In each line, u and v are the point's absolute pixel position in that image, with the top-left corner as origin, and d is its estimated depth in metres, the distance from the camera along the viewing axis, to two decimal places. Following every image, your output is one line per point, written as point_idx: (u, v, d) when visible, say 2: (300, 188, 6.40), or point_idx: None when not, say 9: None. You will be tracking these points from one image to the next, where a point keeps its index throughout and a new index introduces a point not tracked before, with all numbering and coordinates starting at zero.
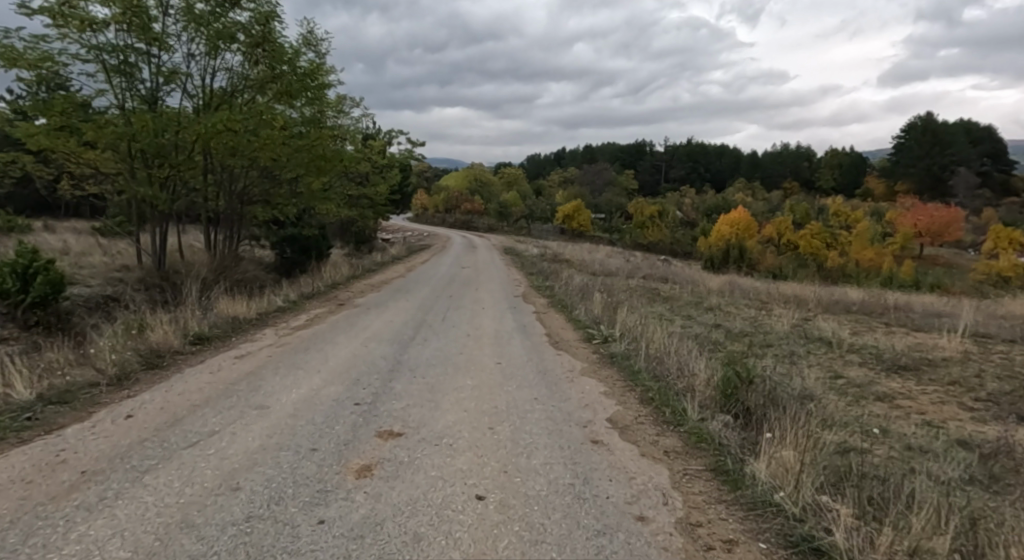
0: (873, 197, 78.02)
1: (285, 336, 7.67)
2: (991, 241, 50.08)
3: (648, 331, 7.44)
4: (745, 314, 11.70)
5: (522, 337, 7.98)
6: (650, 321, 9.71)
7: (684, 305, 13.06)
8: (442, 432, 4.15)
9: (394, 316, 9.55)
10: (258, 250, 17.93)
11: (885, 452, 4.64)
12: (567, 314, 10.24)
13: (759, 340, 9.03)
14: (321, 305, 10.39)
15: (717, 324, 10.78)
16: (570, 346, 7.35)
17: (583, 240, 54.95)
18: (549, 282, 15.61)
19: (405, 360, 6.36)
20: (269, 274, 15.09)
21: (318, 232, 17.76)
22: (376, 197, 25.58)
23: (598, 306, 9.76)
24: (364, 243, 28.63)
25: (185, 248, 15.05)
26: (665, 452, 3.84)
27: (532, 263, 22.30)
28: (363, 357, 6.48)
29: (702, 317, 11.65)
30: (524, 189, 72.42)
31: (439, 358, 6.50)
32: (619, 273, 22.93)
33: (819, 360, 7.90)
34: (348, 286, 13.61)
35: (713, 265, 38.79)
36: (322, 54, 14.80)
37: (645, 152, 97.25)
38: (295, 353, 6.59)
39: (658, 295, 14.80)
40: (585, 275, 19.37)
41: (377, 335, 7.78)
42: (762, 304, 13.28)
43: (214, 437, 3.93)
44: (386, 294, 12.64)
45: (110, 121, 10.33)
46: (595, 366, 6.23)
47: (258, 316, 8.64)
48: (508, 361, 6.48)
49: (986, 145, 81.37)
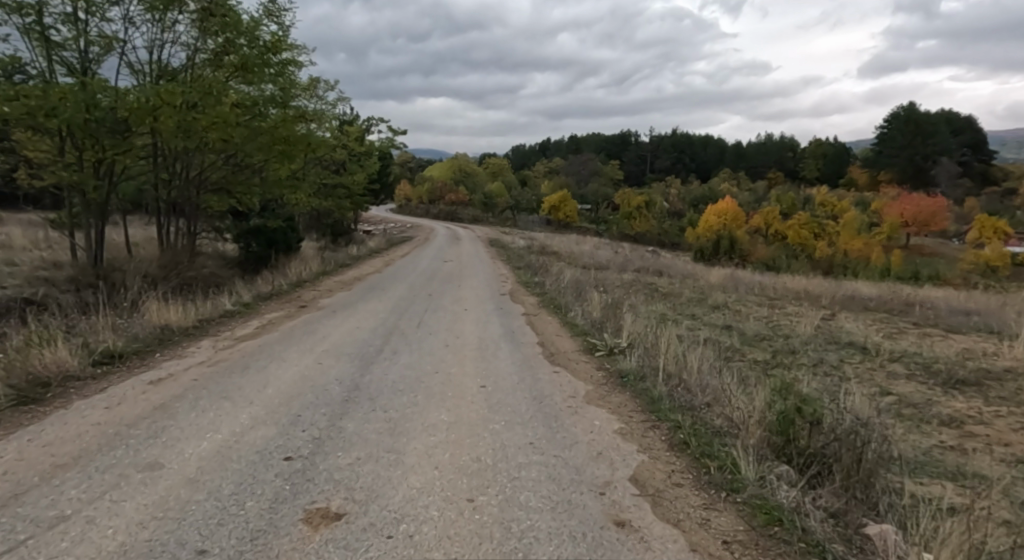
0: (859, 187, 77.69)
1: (224, 350, 6.35)
2: (977, 231, 49.76)
3: (662, 341, 6.22)
4: (756, 313, 10.57)
5: (510, 348, 6.71)
6: (656, 325, 8.51)
7: (687, 303, 11.90)
8: (400, 512, 2.89)
9: (362, 321, 8.22)
10: (221, 244, 16.49)
11: (1001, 516, 3.47)
12: (560, 316, 9.02)
13: (782, 347, 7.87)
14: (279, 309, 9.04)
15: (729, 326, 9.60)
16: (569, 361, 6.11)
17: (570, 231, 53.71)
18: (538, 277, 14.38)
19: (364, 385, 5.06)
20: (229, 271, 13.69)
21: (287, 224, 16.31)
22: (352, 186, 24.13)
23: (597, 308, 8.54)
24: (341, 236, 27.17)
25: (135, 242, 13.58)
26: (727, 548, 2.61)
27: (519, 256, 21.06)
28: (315, 380, 5.19)
29: (710, 317, 10.48)
30: (509, 179, 70.97)
31: (408, 381, 5.22)
32: (609, 266, 21.70)
33: (858, 372, 6.77)
34: (317, 284, 12.27)
35: (702, 256, 37.77)
36: (285, 27, 13.38)
37: (631, 142, 96.07)
38: (228, 376, 5.25)
39: (656, 291, 13.60)
40: (574, 269, 18.13)
41: (337, 348, 6.48)
42: (770, 300, 12.14)
43: (53, 532, 2.60)
44: (357, 293, 11.31)
45: (29, 94, 8.88)
46: (603, 391, 5.00)
47: (198, 325, 7.28)
48: (495, 383, 5.22)
49: (970, 134, 81.25)
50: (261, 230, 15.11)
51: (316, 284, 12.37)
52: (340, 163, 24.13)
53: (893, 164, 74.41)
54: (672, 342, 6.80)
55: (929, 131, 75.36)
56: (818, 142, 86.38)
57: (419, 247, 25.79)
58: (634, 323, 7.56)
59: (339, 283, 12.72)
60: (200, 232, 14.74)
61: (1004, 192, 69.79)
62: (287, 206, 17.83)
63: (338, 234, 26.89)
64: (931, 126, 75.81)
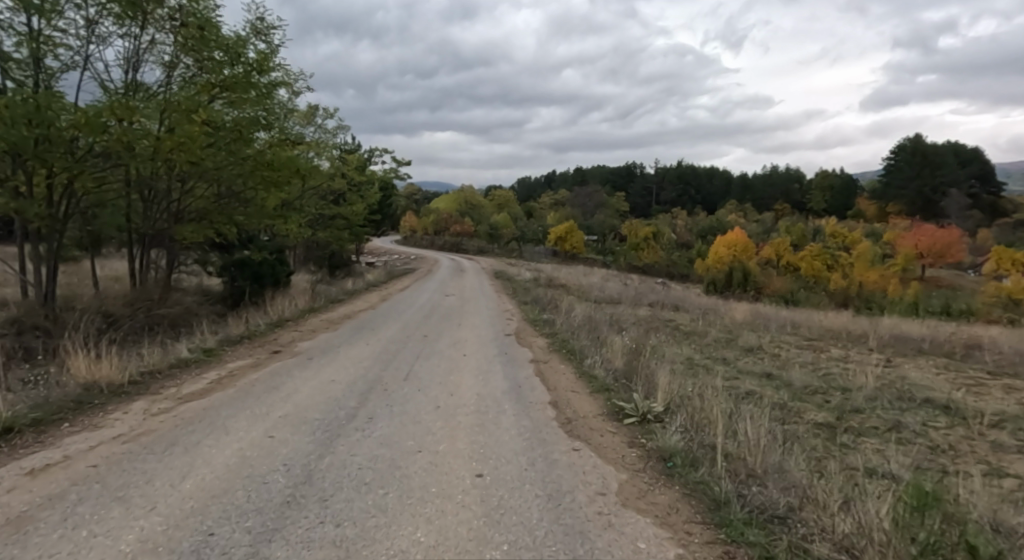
0: (868, 218, 76.68)
1: (157, 414, 5.05)
2: (993, 263, 48.31)
3: (712, 408, 4.90)
4: (797, 358, 9.26)
5: (517, 411, 5.38)
6: (691, 380, 7.20)
7: (714, 346, 10.61)
8: None
9: (340, 372, 6.92)
10: (205, 279, 15.35)
11: None
12: (575, 364, 7.74)
13: (845, 406, 6.56)
14: (248, 356, 7.77)
15: (770, 375, 8.32)
16: (592, 431, 4.79)
17: (577, 263, 52.50)
18: (546, 314, 13.13)
19: (318, 474, 3.75)
20: (209, 308, 12.50)
21: (275, 256, 15.15)
22: (352, 217, 23.14)
23: (620, 356, 7.26)
24: (339, 268, 26.02)
25: (108, 278, 12.44)
26: None
27: (525, 290, 19.86)
28: (254, 464, 3.88)
29: (747, 364, 9.15)
30: (515, 211, 70.23)
31: (379, 467, 3.90)
32: (621, 301, 20.45)
33: (952, 444, 5.44)
34: (303, 323, 11.09)
35: (714, 289, 36.42)
36: (274, 46, 12.44)
37: (637, 174, 95.55)
38: (142, 458, 3.94)
39: (678, 330, 12.29)
40: (585, 304, 16.89)
41: (298, 412, 5.17)
42: (808, 342, 10.82)
43: None
44: (344, 334, 10.06)
45: None
46: (643, 486, 3.67)
47: (137, 380, 5.97)
48: (495, 471, 3.89)
49: (978, 165, 80.50)
50: (246, 262, 13.94)
51: (304, 321, 11.21)
52: (339, 194, 23.18)
53: (902, 196, 73.47)
54: (718, 403, 5.48)
55: (939, 161, 74.54)
56: (826, 173, 85.55)
57: (420, 279, 24.60)
58: (668, 378, 6.26)
59: (329, 321, 11.54)
60: (180, 264, 13.55)
61: (1016, 222, 68.50)
62: (278, 237, 16.71)
63: (335, 267, 25.70)
64: (939, 157, 75.04)
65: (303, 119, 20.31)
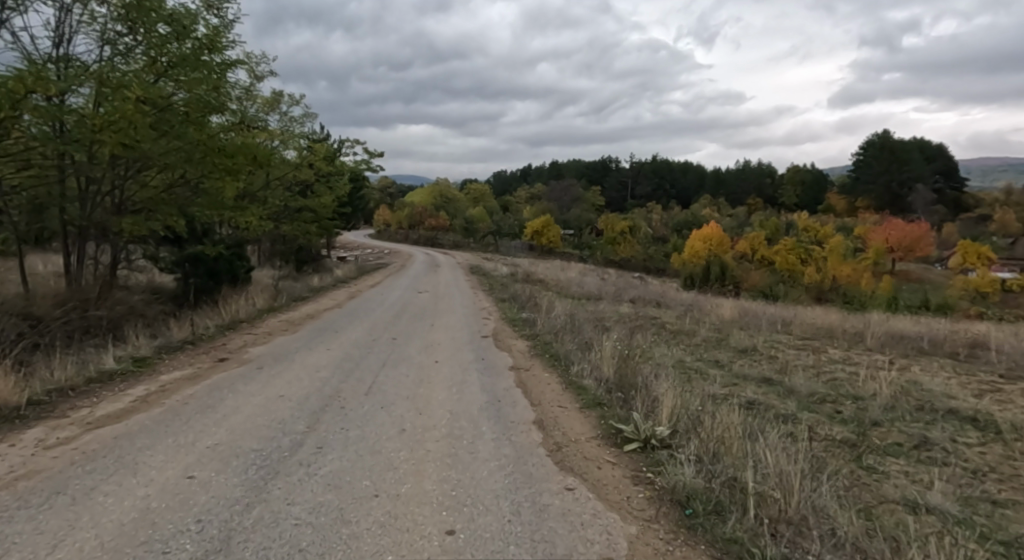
0: (838, 213, 77.53)
1: (53, 445, 4.10)
2: (960, 257, 48.95)
3: (727, 431, 4.17)
4: (796, 360, 8.64)
5: (497, 433, 4.58)
6: (688, 390, 6.49)
7: (705, 347, 9.95)
8: None
9: (292, 384, 6.03)
10: (157, 276, 14.22)
11: None
12: (560, 370, 6.97)
13: (862, 417, 5.93)
14: (187, 365, 6.81)
15: (771, 381, 7.66)
16: (587, 462, 4.01)
17: (553, 257, 51.80)
18: (525, 312, 12.37)
19: (240, 538, 2.89)
20: (157, 308, 11.45)
21: (233, 251, 14.08)
22: (321, 210, 22.08)
23: (610, 364, 6.51)
24: (306, 264, 24.88)
25: (43, 275, 11.29)
26: None
27: (501, 286, 19.06)
28: (157, 523, 3.00)
29: (743, 367, 8.50)
30: (490, 205, 69.28)
31: (322, 522, 3.06)
32: (600, 297, 19.77)
33: (991, 465, 4.84)
34: (261, 324, 10.14)
35: (690, 283, 36.06)
36: (227, 23, 11.39)
37: (612, 168, 95.31)
38: (10, 516, 3.03)
39: (664, 330, 11.62)
40: (564, 301, 16.16)
41: (232, 440, 4.28)
42: (802, 341, 10.24)
43: None
44: (304, 337, 9.14)
45: None
46: (658, 547, 2.89)
47: (42, 401, 5.00)
48: (471, 525, 3.08)
49: (943, 161, 81.90)
50: (201, 258, 12.88)
51: (262, 322, 10.27)
52: (305, 185, 22.06)
53: (870, 191, 74.46)
54: (729, 421, 4.76)
55: (907, 157, 75.68)
56: (798, 168, 86.40)
57: (392, 275, 23.62)
58: (668, 391, 5.51)
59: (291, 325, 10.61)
60: (125, 260, 12.42)
61: (980, 217, 69.85)
62: (237, 231, 15.63)
63: (302, 262, 24.55)
64: (906, 153, 76.19)
65: (266, 106, 19.17)
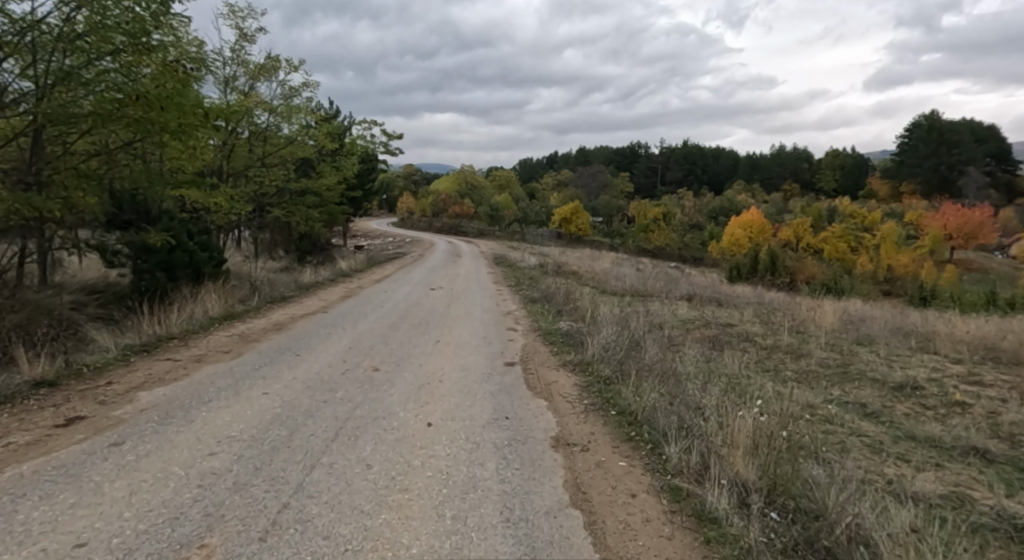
0: (882, 199, 72.36)
1: None
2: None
3: None
4: (1002, 411, 5.53)
5: None
6: (892, 505, 3.46)
7: (834, 378, 6.80)
8: None
9: (135, 502, 3.09)
10: (109, 271, 11.55)
11: None
12: (646, 450, 3.96)
13: None
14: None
15: (997, 462, 4.56)
16: None
17: (583, 246, 48.44)
18: (564, 320, 9.37)
19: None
20: (85, 314, 8.74)
21: (198, 240, 11.31)
22: (326, 193, 19.24)
23: (745, 454, 3.47)
24: (310, 254, 22.12)
25: None
26: None
27: (529, 279, 16.03)
28: None
29: (917, 422, 5.44)
30: (516, 192, 66.00)
31: None
32: (647, 293, 16.62)
33: None
34: (202, 342, 7.25)
35: (736, 275, 32.49)
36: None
37: (641, 153, 90.97)
38: None
39: (758, 348, 8.41)
40: (607, 300, 13.05)
41: None
42: (972, 370, 7.04)
43: None
44: (247, 366, 6.20)
45: None
46: None
47: None
48: None
49: (996, 142, 75.64)
50: (152, 248, 10.14)
51: (208, 339, 7.46)
52: (306, 164, 19.22)
53: (916, 175, 69.18)
54: None
55: (961, 137, 70.26)
56: (838, 152, 81.28)
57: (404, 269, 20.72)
58: (910, 558, 2.51)
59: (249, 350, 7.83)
60: (54, 251, 9.69)
61: None
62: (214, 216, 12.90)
63: (305, 252, 21.82)
64: (957, 133, 70.54)
65: (258, 71, 16.22)
